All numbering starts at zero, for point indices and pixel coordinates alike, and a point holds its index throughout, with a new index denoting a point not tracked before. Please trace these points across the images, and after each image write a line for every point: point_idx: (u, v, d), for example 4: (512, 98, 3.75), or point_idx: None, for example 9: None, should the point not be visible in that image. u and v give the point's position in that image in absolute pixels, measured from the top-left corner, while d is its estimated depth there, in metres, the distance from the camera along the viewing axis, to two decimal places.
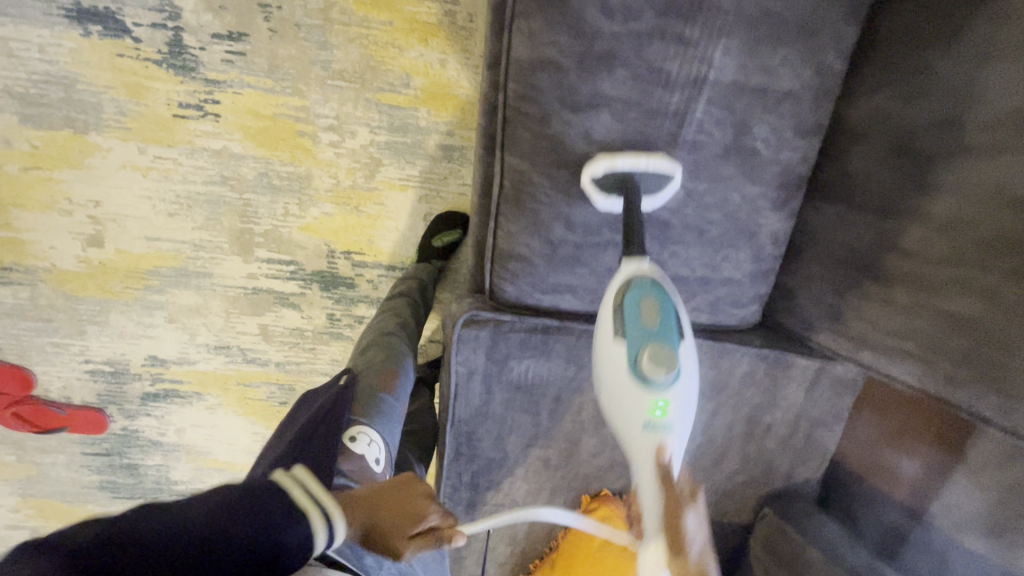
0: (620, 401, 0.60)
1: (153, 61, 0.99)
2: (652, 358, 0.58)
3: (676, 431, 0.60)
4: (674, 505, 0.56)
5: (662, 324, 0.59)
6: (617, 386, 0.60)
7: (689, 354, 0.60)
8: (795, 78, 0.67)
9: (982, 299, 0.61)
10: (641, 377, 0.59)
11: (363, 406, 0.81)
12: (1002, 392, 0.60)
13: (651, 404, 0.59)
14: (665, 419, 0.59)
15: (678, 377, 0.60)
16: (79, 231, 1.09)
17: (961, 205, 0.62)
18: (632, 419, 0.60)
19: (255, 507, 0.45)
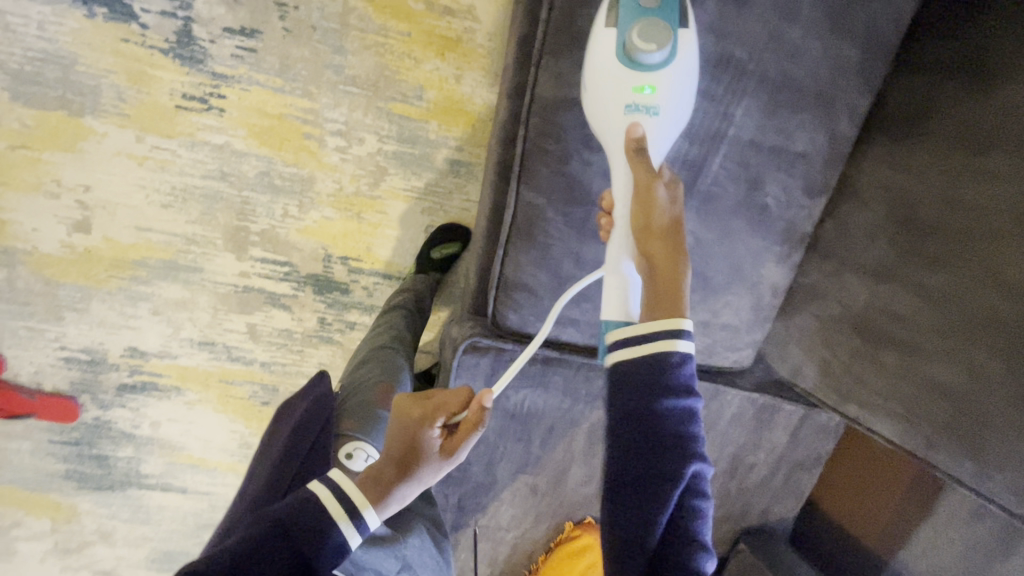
0: (609, 86, 0.59)
1: (159, 49, 0.96)
2: (643, 35, 0.57)
3: (663, 115, 0.59)
4: (648, 189, 0.57)
5: (661, 8, 0.58)
6: (606, 70, 0.59)
7: (686, 41, 0.59)
8: (809, 140, 0.69)
9: (966, 372, 0.64)
10: (631, 53, 0.58)
11: (358, 424, 0.82)
12: (977, 460, 0.64)
13: (639, 87, 0.59)
14: (652, 103, 0.59)
15: (672, 59, 0.59)
16: (65, 215, 1.05)
17: (956, 280, 0.64)
18: (619, 96, 0.59)
19: (279, 539, 0.53)
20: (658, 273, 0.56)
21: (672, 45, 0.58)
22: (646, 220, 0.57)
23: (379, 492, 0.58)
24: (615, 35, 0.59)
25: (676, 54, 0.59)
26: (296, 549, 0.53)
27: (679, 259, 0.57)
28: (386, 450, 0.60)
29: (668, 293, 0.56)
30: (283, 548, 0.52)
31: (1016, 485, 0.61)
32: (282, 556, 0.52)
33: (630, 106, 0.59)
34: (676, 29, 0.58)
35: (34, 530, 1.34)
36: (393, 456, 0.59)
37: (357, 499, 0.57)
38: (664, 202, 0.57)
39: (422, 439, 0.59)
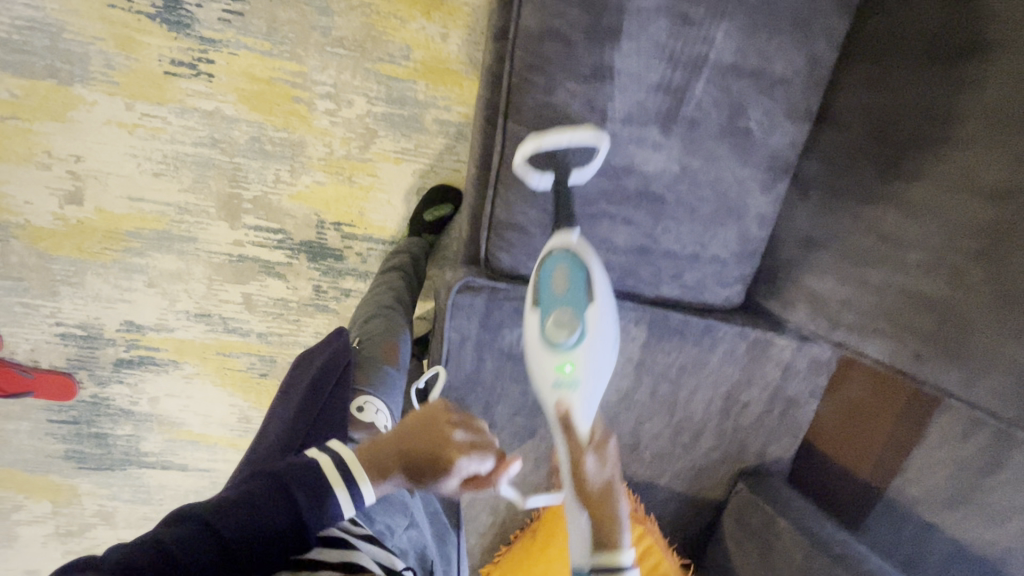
0: (534, 362, 0.67)
1: (146, 14, 0.97)
2: (556, 323, 0.65)
3: (583, 388, 0.66)
4: (578, 452, 0.63)
5: (570, 289, 0.66)
6: (533, 353, 0.67)
7: (597, 318, 0.66)
8: (788, 65, 0.71)
9: (949, 280, 0.66)
10: (548, 339, 0.65)
11: (366, 376, 0.81)
12: (962, 367, 0.65)
13: (559, 369, 0.66)
14: (572, 378, 0.65)
15: (585, 339, 0.66)
16: (57, 186, 1.06)
17: (937, 194, 0.66)
18: (544, 378, 0.66)
19: (276, 495, 0.50)
20: (595, 514, 0.59)
21: (582, 327, 0.65)
22: (576, 465, 0.62)
23: (377, 478, 0.55)
24: (536, 317, 0.66)
25: (587, 332, 0.66)
26: (291, 509, 0.50)
27: (612, 497, 0.60)
28: (403, 445, 0.58)
29: (604, 529, 0.57)
30: (277, 506, 0.49)
31: (1002, 387, 0.62)
32: (276, 513, 0.49)
33: (554, 385, 0.66)
34: (586, 312, 0.66)
35: (36, 513, 1.33)
36: (407, 454, 0.57)
37: (355, 473, 0.54)
38: (593, 470, 0.62)
39: (436, 474, 0.58)
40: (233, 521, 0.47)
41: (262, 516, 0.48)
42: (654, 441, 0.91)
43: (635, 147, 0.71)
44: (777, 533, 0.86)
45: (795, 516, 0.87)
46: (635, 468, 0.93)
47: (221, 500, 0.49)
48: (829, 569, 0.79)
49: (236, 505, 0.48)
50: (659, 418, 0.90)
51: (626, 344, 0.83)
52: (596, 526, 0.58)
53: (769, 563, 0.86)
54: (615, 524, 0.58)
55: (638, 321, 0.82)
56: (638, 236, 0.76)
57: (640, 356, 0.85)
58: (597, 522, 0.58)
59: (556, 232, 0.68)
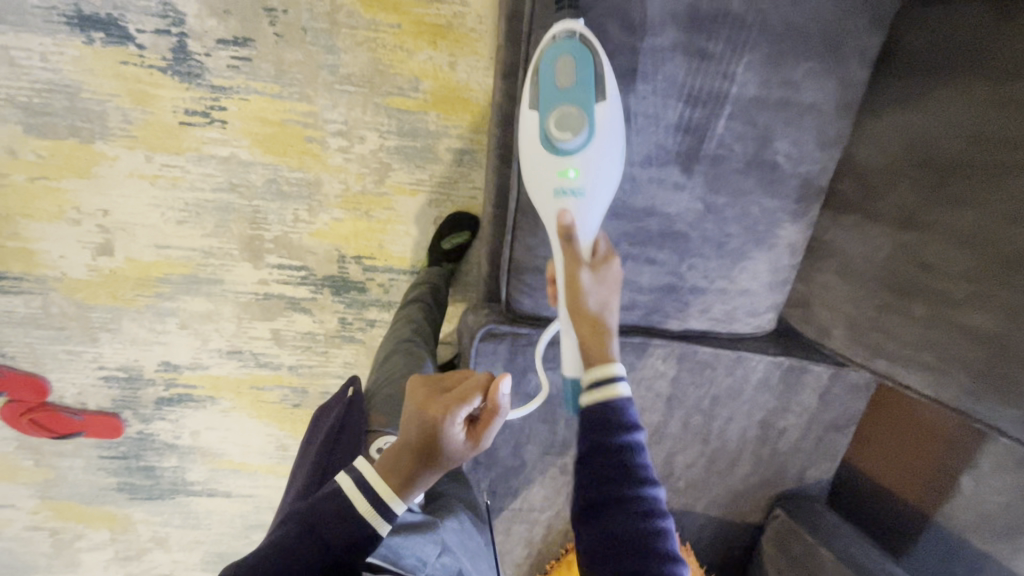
0: (535, 172, 0.61)
1: (157, 68, 0.97)
2: (558, 123, 0.58)
3: (584, 195, 0.60)
4: (573, 269, 0.58)
5: (576, 83, 0.58)
6: (534, 160, 0.61)
7: (607, 116, 0.59)
8: (816, 91, 0.67)
9: (1002, 316, 0.61)
10: (551, 141, 0.59)
11: (387, 415, 0.79)
12: (1016, 406, 0.61)
13: (564, 173, 0.59)
14: (578, 185, 0.60)
15: (593, 142, 0.59)
16: (88, 239, 1.09)
17: (987, 220, 0.62)
18: (545, 187, 0.61)
19: (308, 538, 0.53)
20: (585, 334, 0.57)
21: (589, 126, 0.58)
22: (573, 291, 0.58)
23: (403, 488, 0.54)
24: (537, 119, 0.59)
25: (595, 135, 0.59)
26: (327, 547, 0.53)
27: (605, 323, 0.57)
28: (401, 441, 0.56)
29: (597, 342, 0.56)
30: (312, 548, 0.53)
31: None
32: (313, 555, 0.53)
33: (555, 193, 0.60)
34: (596, 109, 0.59)
35: (96, 541, 1.41)
36: (410, 444, 0.56)
37: (379, 491, 0.54)
38: (589, 283, 0.58)
39: (444, 441, 0.55)
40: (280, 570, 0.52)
41: (302, 561, 0.53)
42: (687, 470, 0.90)
43: (656, 188, 0.68)
44: (819, 564, 0.84)
45: (838, 546, 0.84)
46: (669, 498, 0.92)
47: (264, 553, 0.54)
48: None
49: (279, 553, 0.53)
50: (692, 448, 0.88)
51: (656, 380, 0.81)
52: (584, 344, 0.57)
53: None
54: (605, 333, 0.56)
55: (667, 357, 0.80)
56: (663, 273, 0.74)
57: (670, 391, 0.83)
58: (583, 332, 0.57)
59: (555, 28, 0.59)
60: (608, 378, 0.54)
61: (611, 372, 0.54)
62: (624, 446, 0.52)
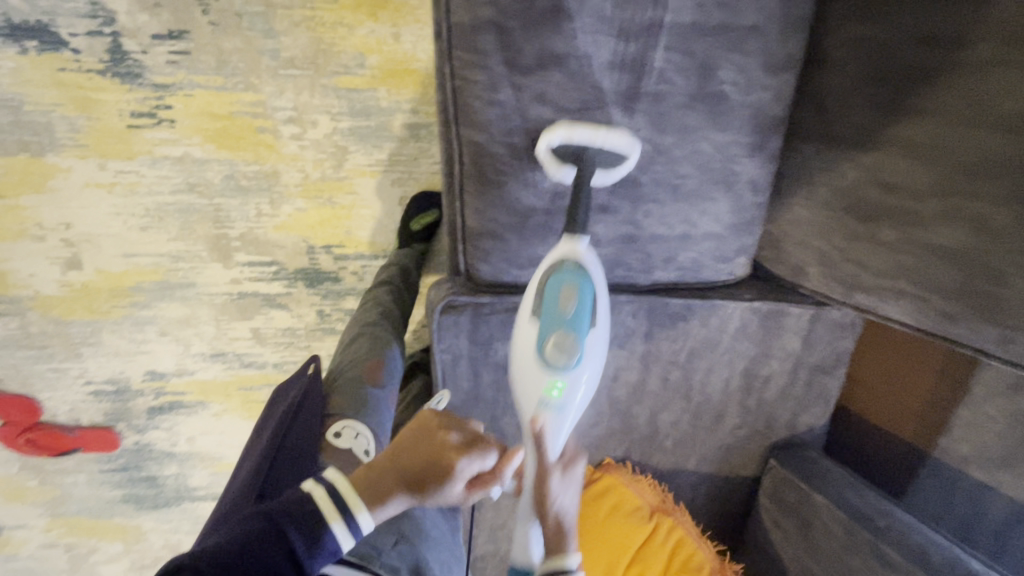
0: (526, 364, 0.65)
1: (96, 72, 0.95)
2: (556, 346, 0.62)
3: (561, 416, 0.65)
4: (543, 474, 0.62)
5: (576, 313, 0.63)
6: (522, 358, 0.65)
7: (595, 345, 0.64)
8: (758, 12, 0.62)
9: (972, 230, 0.58)
10: (544, 356, 0.64)
11: (348, 398, 0.80)
12: (999, 324, 0.58)
13: (547, 389, 0.64)
14: (559, 402, 0.64)
15: (582, 366, 0.64)
16: (55, 255, 1.08)
17: (947, 131, 0.58)
18: (530, 392, 0.65)
19: (274, 545, 0.50)
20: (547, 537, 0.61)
21: (579, 356, 0.63)
22: (540, 486, 0.62)
23: (373, 505, 0.54)
24: (534, 331, 0.64)
25: (583, 362, 0.64)
26: (290, 550, 0.50)
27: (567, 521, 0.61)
28: (398, 461, 0.57)
29: (553, 534, 0.60)
30: (276, 552, 0.49)
31: None
32: (278, 559, 0.49)
33: (540, 403, 0.64)
34: (587, 337, 0.64)
35: (110, 553, 1.43)
36: (405, 471, 0.57)
37: (351, 504, 0.53)
38: (556, 484, 0.62)
39: (440, 480, 0.56)
40: (234, 570, 0.47)
41: (264, 569, 0.48)
42: (673, 428, 0.87)
43: None
44: (815, 511, 0.81)
45: (833, 491, 0.81)
46: (658, 458, 0.90)
47: (216, 550, 0.48)
48: (871, 545, 0.74)
49: (237, 552, 0.48)
50: (675, 406, 0.85)
51: (626, 338, 0.79)
52: (552, 535, 0.60)
53: (809, 542, 0.81)
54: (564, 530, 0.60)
55: (635, 313, 0.77)
56: (619, 225, 0.71)
57: (643, 347, 0.80)
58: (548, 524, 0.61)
59: (567, 238, 0.64)
60: (560, 570, 0.57)
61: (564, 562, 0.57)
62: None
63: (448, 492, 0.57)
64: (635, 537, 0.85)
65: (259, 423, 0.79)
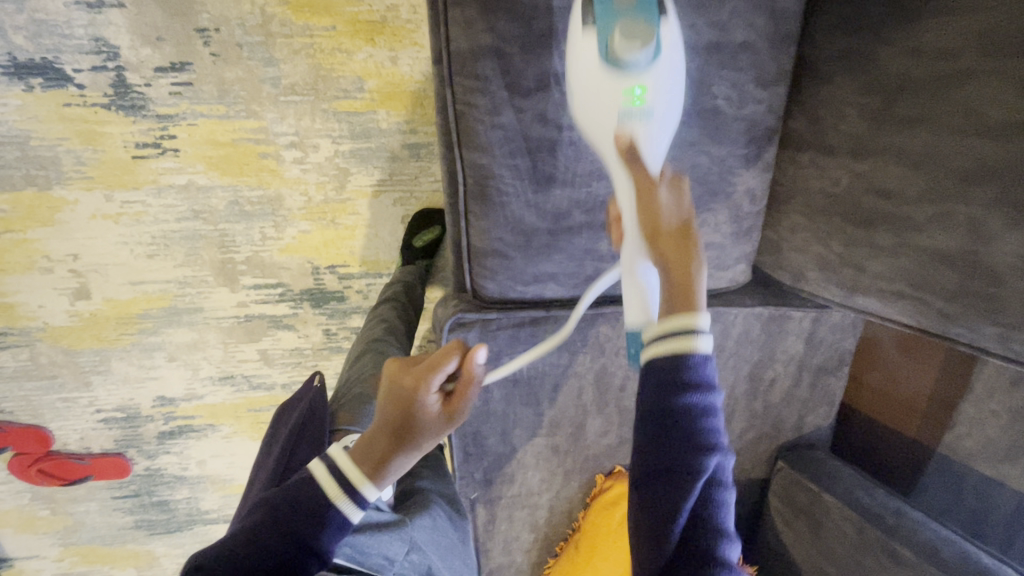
0: (596, 91, 0.58)
1: (101, 105, 0.97)
2: (626, 36, 0.56)
3: (651, 122, 0.59)
4: (649, 189, 0.56)
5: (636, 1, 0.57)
6: (596, 91, 0.58)
7: (671, 35, 0.58)
8: (748, 28, 0.64)
9: (966, 233, 0.59)
10: (616, 60, 0.57)
11: (355, 411, 0.82)
12: (997, 322, 0.59)
13: (627, 94, 0.58)
14: (645, 106, 0.58)
15: (660, 55, 0.58)
16: (64, 286, 1.09)
17: (936, 137, 0.60)
18: (608, 108, 0.59)
19: (283, 531, 0.55)
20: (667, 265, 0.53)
21: (657, 44, 0.57)
22: (647, 201, 0.55)
23: (375, 473, 0.58)
24: (596, 39, 0.57)
25: (662, 51, 0.58)
26: (297, 531, 0.55)
27: (690, 245, 0.53)
28: (376, 420, 0.59)
29: (671, 257, 0.53)
30: (284, 536, 0.55)
31: None
32: (289, 547, 0.55)
33: (622, 116, 0.58)
34: (659, 25, 0.58)
35: None
36: (383, 425, 0.58)
37: (352, 480, 0.57)
38: (663, 200, 0.55)
39: (411, 414, 0.58)
40: (251, 558, 0.54)
41: (277, 553, 0.54)
42: None
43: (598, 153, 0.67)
44: (825, 511, 0.82)
45: (842, 490, 0.82)
46: None
47: (232, 547, 0.54)
48: (882, 543, 0.76)
49: (250, 540, 0.55)
50: None
51: None
52: (670, 269, 0.53)
53: (820, 542, 0.83)
54: (690, 280, 0.52)
55: None
56: None
57: None
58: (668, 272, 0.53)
59: None
60: (688, 330, 0.50)
61: (690, 325, 0.50)
62: (707, 409, 0.50)
63: (431, 420, 0.58)
64: None
65: (273, 426, 0.84)
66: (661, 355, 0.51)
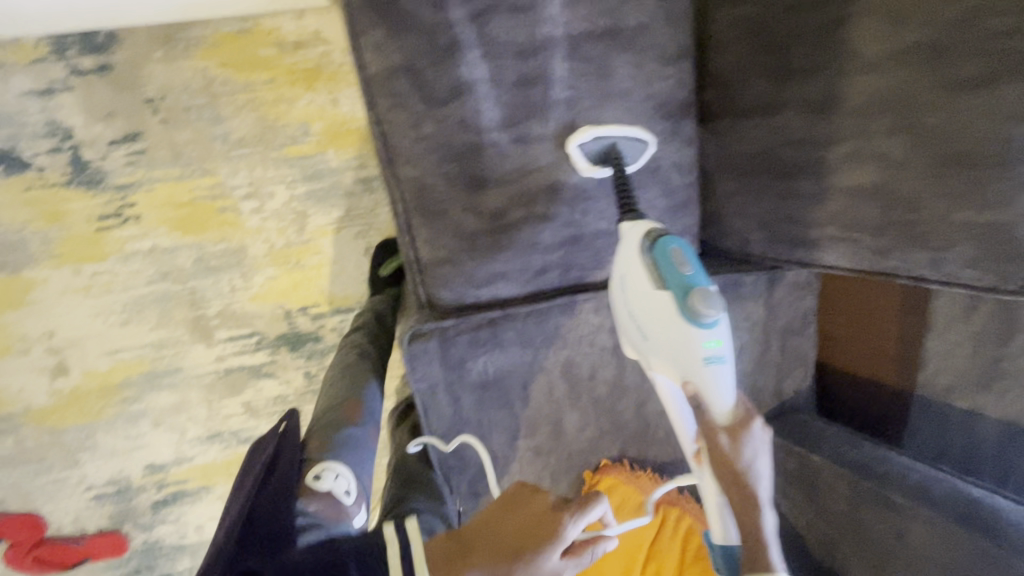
0: (665, 330, 0.61)
1: (60, 184, 1.01)
2: (704, 299, 0.59)
3: (721, 368, 0.62)
4: (730, 469, 0.63)
5: (694, 268, 0.61)
6: (664, 325, 0.61)
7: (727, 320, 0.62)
8: (641, 13, 0.68)
9: (878, 166, 0.62)
10: (691, 314, 0.60)
11: (327, 437, 0.80)
12: (923, 246, 0.61)
13: (706, 345, 0.60)
14: (719, 354, 0.61)
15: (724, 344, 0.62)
16: (42, 365, 1.11)
17: (833, 81, 0.62)
18: (692, 356, 0.61)
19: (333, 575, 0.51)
20: (745, 506, 0.65)
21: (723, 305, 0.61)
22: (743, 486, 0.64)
23: None
24: (671, 297, 0.60)
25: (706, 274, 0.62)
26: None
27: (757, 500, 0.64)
28: (496, 534, 0.57)
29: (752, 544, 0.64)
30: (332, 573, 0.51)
31: (971, 255, 0.58)
32: None
33: (705, 362, 0.61)
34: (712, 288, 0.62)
35: None
36: (499, 544, 0.57)
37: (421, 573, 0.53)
38: (731, 450, 0.63)
39: (543, 548, 0.56)
40: None
41: None
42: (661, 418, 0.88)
43: (522, 148, 0.70)
44: (814, 471, 0.80)
45: (831, 449, 0.81)
46: (654, 451, 0.90)
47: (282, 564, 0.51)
48: (875, 493, 0.74)
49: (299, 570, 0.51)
50: (658, 394, 0.87)
51: (595, 335, 0.82)
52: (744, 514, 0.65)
53: (818, 506, 0.80)
54: (762, 532, 0.64)
55: (597, 309, 0.81)
56: (561, 228, 0.75)
57: (613, 341, 0.83)
58: (736, 495, 0.65)
59: (632, 224, 0.64)
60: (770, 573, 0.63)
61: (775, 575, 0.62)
62: None
63: (556, 556, 0.56)
64: (643, 534, 0.83)
65: (240, 471, 0.78)
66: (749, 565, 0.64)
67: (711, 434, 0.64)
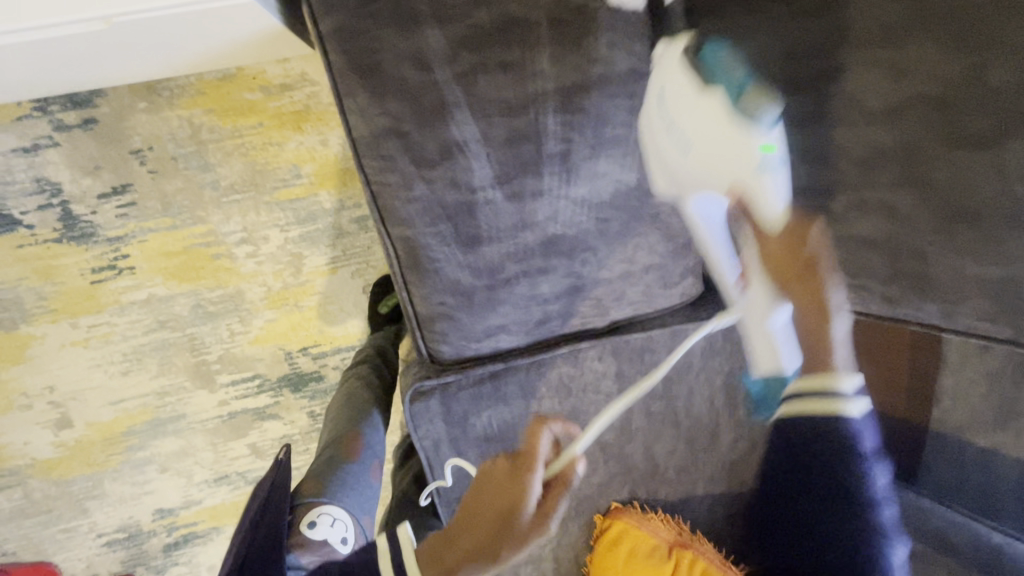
0: (710, 144, 0.52)
1: (52, 240, 1.00)
2: (756, 93, 0.50)
3: (779, 175, 0.51)
4: (793, 276, 0.53)
5: (746, 70, 0.53)
6: (712, 134, 0.52)
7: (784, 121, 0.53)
8: (632, 59, 0.65)
9: (884, 217, 0.59)
10: (743, 110, 0.50)
11: (327, 477, 0.82)
12: (934, 298, 0.59)
13: (762, 148, 0.50)
14: (777, 158, 0.51)
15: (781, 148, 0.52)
16: (45, 419, 1.10)
17: (831, 132, 0.60)
18: (740, 161, 0.51)
19: None
20: (813, 309, 0.53)
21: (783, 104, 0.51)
22: (817, 301, 0.52)
23: None
24: (719, 95, 0.52)
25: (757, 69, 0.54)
26: None
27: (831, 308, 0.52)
28: (469, 524, 0.53)
29: (813, 349, 0.55)
30: None
31: (985, 309, 0.57)
32: None
33: (758, 170, 0.50)
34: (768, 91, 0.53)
35: None
36: (471, 536, 0.53)
37: None
38: (793, 240, 0.53)
39: (504, 520, 0.51)
40: None
41: None
42: (671, 458, 0.87)
43: (517, 203, 0.67)
44: None
45: None
46: (665, 490, 0.88)
47: None
48: None
49: None
50: (667, 435, 0.85)
51: (599, 381, 0.80)
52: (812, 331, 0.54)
53: None
54: (832, 341, 0.53)
55: (600, 356, 0.79)
56: (561, 280, 0.73)
57: (618, 387, 0.81)
58: (805, 303, 0.53)
59: (673, 41, 0.59)
60: (834, 390, 0.55)
61: (838, 386, 0.55)
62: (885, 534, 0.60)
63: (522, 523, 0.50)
64: None
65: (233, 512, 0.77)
66: (805, 417, 0.57)
67: (762, 241, 0.54)
